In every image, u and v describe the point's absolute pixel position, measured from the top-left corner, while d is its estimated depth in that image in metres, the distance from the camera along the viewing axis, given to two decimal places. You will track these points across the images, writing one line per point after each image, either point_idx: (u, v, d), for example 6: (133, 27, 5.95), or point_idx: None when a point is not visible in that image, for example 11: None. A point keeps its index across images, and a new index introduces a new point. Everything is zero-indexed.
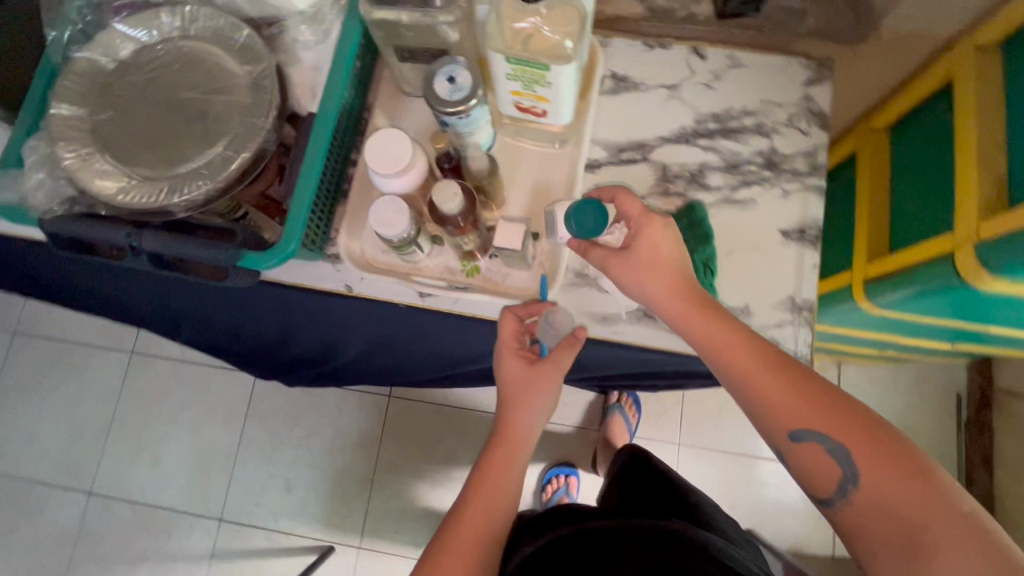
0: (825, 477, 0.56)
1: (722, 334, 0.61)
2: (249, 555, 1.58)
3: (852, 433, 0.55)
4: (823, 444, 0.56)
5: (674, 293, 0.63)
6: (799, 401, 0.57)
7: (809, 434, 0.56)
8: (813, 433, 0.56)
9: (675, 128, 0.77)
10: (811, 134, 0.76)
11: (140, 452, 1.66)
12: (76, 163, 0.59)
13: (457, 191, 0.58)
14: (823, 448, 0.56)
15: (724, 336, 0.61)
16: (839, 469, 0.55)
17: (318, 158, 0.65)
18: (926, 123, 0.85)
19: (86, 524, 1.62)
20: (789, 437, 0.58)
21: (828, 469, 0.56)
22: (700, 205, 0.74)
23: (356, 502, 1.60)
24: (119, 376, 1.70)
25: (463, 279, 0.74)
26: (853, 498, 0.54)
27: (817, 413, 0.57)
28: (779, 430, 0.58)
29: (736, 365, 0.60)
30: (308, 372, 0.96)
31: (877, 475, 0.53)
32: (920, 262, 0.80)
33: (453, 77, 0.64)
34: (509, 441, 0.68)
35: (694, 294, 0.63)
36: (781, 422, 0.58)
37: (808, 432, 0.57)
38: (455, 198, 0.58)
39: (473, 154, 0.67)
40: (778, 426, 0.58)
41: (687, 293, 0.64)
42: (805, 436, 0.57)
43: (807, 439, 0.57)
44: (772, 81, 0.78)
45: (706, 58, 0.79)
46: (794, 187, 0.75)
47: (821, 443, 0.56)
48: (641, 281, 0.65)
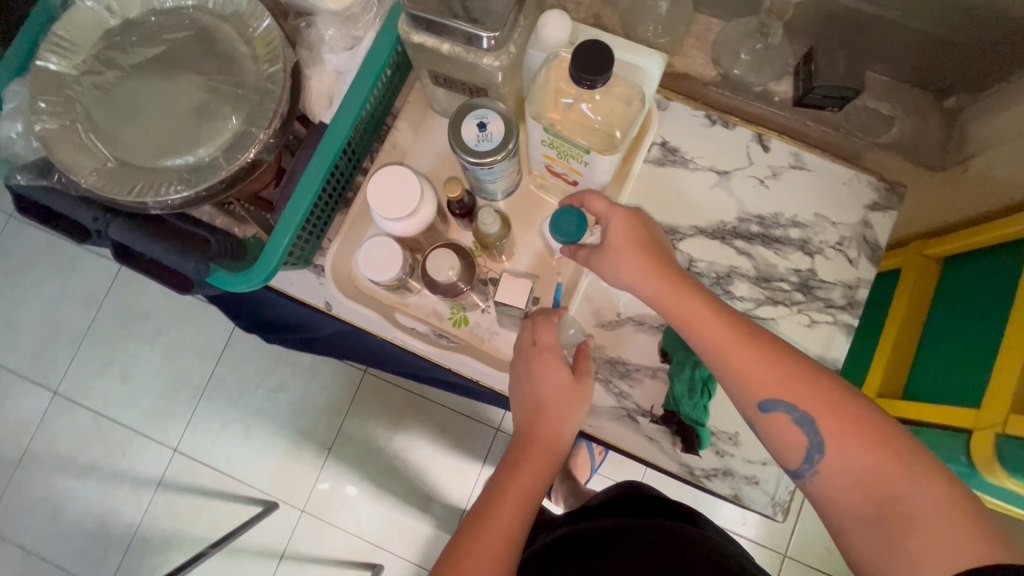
0: (788, 444, 0.51)
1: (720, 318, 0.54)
2: (196, 495, 1.37)
3: (824, 406, 0.50)
4: (792, 413, 0.51)
5: (658, 289, 0.56)
6: (770, 373, 0.51)
7: (781, 407, 0.51)
8: (780, 400, 0.51)
9: (714, 221, 0.71)
10: (858, 265, 0.69)
11: (109, 364, 1.42)
12: (54, 128, 0.53)
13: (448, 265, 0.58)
14: (792, 418, 0.51)
15: (695, 308, 0.55)
16: (808, 436, 0.50)
17: (317, 177, 0.58)
18: (983, 267, 0.73)
19: (39, 424, 1.41)
20: (759, 408, 0.52)
21: (793, 438, 0.51)
22: None
23: (311, 468, 1.36)
24: (106, 281, 1.44)
25: (448, 328, 0.69)
26: (821, 468, 0.50)
27: (791, 387, 0.51)
28: (746, 403, 0.52)
29: (705, 337, 0.54)
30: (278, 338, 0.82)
31: (849, 449, 0.48)
32: (935, 422, 0.73)
33: (484, 122, 0.57)
34: (536, 452, 0.58)
35: (670, 266, 0.57)
36: (751, 392, 0.52)
37: (777, 402, 0.51)
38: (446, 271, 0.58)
39: (485, 215, 0.60)
40: (750, 396, 0.52)
41: (664, 267, 0.57)
42: (773, 407, 0.51)
43: (776, 408, 0.51)
44: (832, 193, 0.70)
45: (768, 150, 0.71)
46: (823, 318, 0.68)
47: (796, 415, 0.51)
48: (619, 270, 0.58)
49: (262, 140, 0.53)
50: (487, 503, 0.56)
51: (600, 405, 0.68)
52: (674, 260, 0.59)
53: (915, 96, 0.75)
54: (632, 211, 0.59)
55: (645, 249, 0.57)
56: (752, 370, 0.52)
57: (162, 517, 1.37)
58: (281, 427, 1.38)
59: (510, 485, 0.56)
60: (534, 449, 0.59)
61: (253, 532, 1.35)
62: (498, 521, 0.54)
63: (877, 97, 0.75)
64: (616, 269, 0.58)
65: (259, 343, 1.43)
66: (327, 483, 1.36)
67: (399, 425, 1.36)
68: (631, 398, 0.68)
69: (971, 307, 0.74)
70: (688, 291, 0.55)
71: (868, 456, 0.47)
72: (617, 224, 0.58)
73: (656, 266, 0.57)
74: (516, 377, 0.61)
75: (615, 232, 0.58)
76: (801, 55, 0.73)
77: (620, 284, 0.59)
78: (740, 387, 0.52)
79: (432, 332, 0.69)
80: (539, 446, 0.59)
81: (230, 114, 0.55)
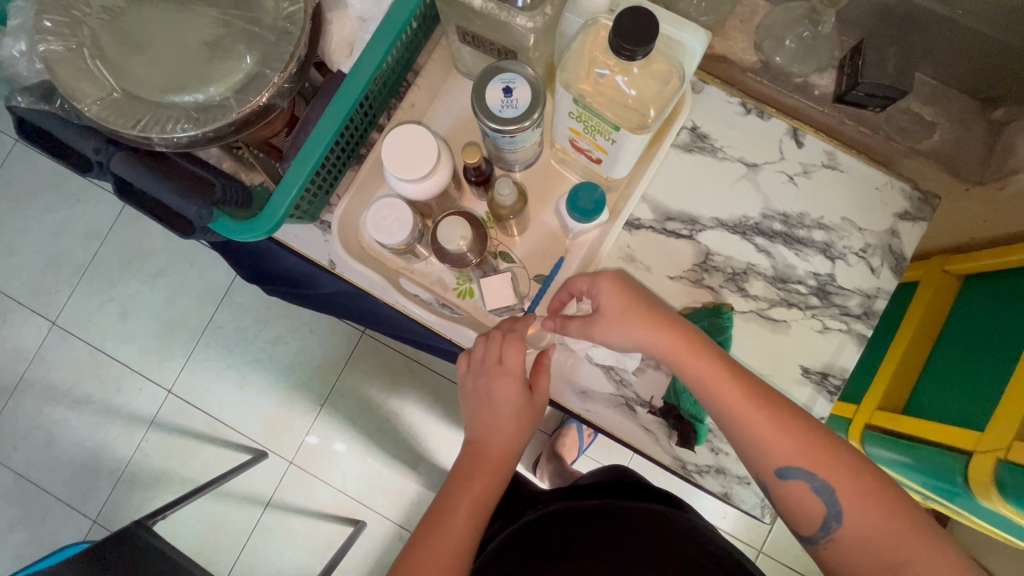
0: (807, 511, 0.52)
1: (747, 387, 0.55)
2: (186, 435, 1.39)
3: (836, 470, 0.52)
4: (811, 481, 0.52)
5: (677, 356, 0.56)
6: (773, 427, 0.53)
7: (797, 475, 0.52)
8: (802, 468, 0.52)
9: (737, 215, 0.68)
10: (879, 275, 0.67)
11: (108, 300, 1.42)
12: (59, 51, 0.50)
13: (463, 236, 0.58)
14: (809, 486, 0.52)
15: (708, 371, 0.55)
16: (825, 504, 0.52)
17: (330, 130, 0.55)
18: (1001, 292, 0.71)
19: (35, 353, 1.42)
20: (774, 478, 0.54)
21: (812, 506, 0.52)
22: (729, 310, 0.66)
23: (301, 421, 1.37)
24: (109, 218, 1.42)
25: (452, 298, 0.68)
26: (837, 535, 0.51)
27: (802, 445, 0.53)
28: (764, 471, 0.54)
29: (728, 404, 0.54)
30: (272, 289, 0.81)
31: (863, 508, 0.50)
32: (933, 442, 0.71)
33: (510, 88, 0.54)
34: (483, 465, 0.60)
35: (677, 326, 0.57)
36: (768, 459, 0.53)
37: (796, 470, 0.52)
38: (459, 242, 0.58)
39: (503, 183, 0.57)
40: (765, 465, 0.54)
41: (673, 327, 0.57)
42: (792, 474, 0.53)
43: (794, 475, 0.53)
44: (862, 198, 0.67)
45: (802, 146, 0.68)
46: (836, 326, 0.67)
47: (812, 484, 0.52)
48: (628, 334, 0.57)
49: (276, 84, 0.50)
50: (448, 502, 0.58)
51: (599, 391, 0.67)
52: (670, 308, 0.59)
53: (962, 104, 0.71)
54: (615, 271, 0.59)
55: (647, 303, 0.57)
56: (775, 434, 0.53)
57: (153, 455, 1.39)
58: (274, 379, 1.39)
59: (465, 487, 0.58)
60: (486, 457, 0.60)
61: (242, 477, 1.36)
62: (455, 521, 0.56)
63: (923, 101, 0.72)
64: (619, 330, 0.57)
65: (258, 293, 1.42)
66: (316, 437, 1.37)
67: (394, 388, 1.36)
68: (631, 387, 0.67)
69: (967, 352, 0.74)
70: (706, 360, 0.55)
71: (882, 521, 0.50)
72: (609, 292, 0.57)
73: (664, 324, 0.56)
74: (469, 394, 0.62)
75: (606, 298, 0.58)
76: (849, 49, 0.69)
77: (627, 346, 0.59)
78: (763, 452, 0.53)
79: (439, 305, 0.68)
80: (491, 454, 0.60)
81: (244, 53, 0.52)
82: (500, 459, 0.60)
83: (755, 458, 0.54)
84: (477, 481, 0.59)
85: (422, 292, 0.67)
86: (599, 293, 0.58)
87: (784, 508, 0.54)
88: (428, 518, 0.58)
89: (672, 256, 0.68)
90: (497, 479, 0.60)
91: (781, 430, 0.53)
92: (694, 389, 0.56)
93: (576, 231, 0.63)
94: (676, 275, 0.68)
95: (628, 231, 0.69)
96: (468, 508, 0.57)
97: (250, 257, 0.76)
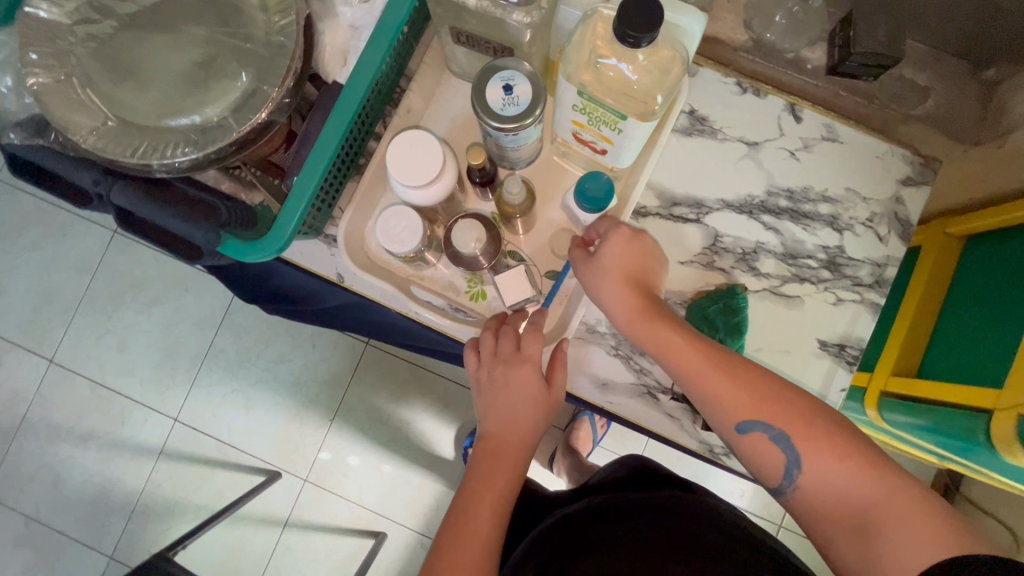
0: (770, 464, 0.50)
1: (708, 351, 0.53)
2: (197, 463, 1.37)
3: (798, 421, 0.49)
4: (769, 431, 0.50)
5: (633, 323, 0.55)
6: (744, 395, 0.51)
7: (757, 426, 0.50)
8: (757, 421, 0.50)
9: (742, 194, 0.68)
10: (887, 242, 0.67)
11: (105, 333, 1.39)
12: (48, 83, 0.49)
13: (479, 239, 0.58)
14: (768, 436, 0.50)
15: (678, 343, 0.53)
16: (786, 452, 0.49)
17: (331, 143, 0.54)
18: (1006, 248, 0.71)
19: (35, 393, 1.39)
20: (734, 430, 0.51)
21: (770, 458, 0.50)
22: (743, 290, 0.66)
23: (312, 437, 1.36)
24: (98, 249, 1.40)
25: (465, 302, 0.67)
26: (801, 483, 0.49)
27: (781, 412, 0.50)
28: (722, 424, 0.52)
29: (687, 374, 0.53)
30: (277, 307, 0.80)
31: (819, 453, 0.48)
32: (951, 402, 0.72)
33: (511, 86, 0.53)
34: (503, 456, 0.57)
35: (656, 301, 0.55)
36: (729, 417, 0.51)
37: (756, 423, 0.50)
38: (474, 245, 0.58)
39: (511, 184, 0.57)
40: (725, 418, 0.51)
41: (652, 301, 0.55)
42: (751, 428, 0.50)
43: (753, 428, 0.50)
44: (864, 168, 0.68)
45: (801, 121, 0.68)
46: (850, 297, 0.67)
47: (771, 433, 0.50)
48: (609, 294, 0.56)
49: (276, 100, 0.50)
50: (469, 498, 0.54)
51: (620, 382, 0.67)
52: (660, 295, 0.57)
53: (953, 66, 0.72)
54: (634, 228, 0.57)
55: (635, 278, 0.56)
56: (747, 382, 0.51)
57: (164, 485, 1.37)
58: (282, 398, 1.37)
59: (484, 482, 0.55)
60: (504, 450, 0.57)
61: (258, 500, 1.35)
62: (476, 518, 0.53)
63: (914, 67, 0.72)
64: (598, 276, 0.56)
65: (257, 313, 1.40)
66: (329, 452, 1.36)
67: (403, 397, 1.36)
68: (650, 375, 0.67)
69: (976, 317, 0.74)
70: (663, 325, 0.54)
71: (837, 464, 0.47)
72: (616, 242, 0.55)
73: (644, 293, 0.55)
74: (480, 385, 0.60)
75: (612, 251, 0.56)
76: (839, 19, 0.69)
77: (601, 306, 0.57)
78: (722, 405, 0.51)
79: (453, 310, 0.67)
80: (511, 447, 0.57)
81: (238, 70, 0.51)
82: (518, 451, 0.57)
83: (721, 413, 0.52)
84: (497, 475, 0.55)
85: (436, 297, 0.67)
86: (606, 240, 0.56)
87: (751, 465, 0.52)
88: (449, 518, 0.53)
89: (682, 241, 0.68)
90: (518, 474, 0.56)
91: (740, 387, 0.51)
92: (650, 353, 0.55)
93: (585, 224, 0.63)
94: (687, 259, 0.68)
95: (635, 220, 0.69)
96: (491, 504, 0.54)
97: (252, 277, 0.75)
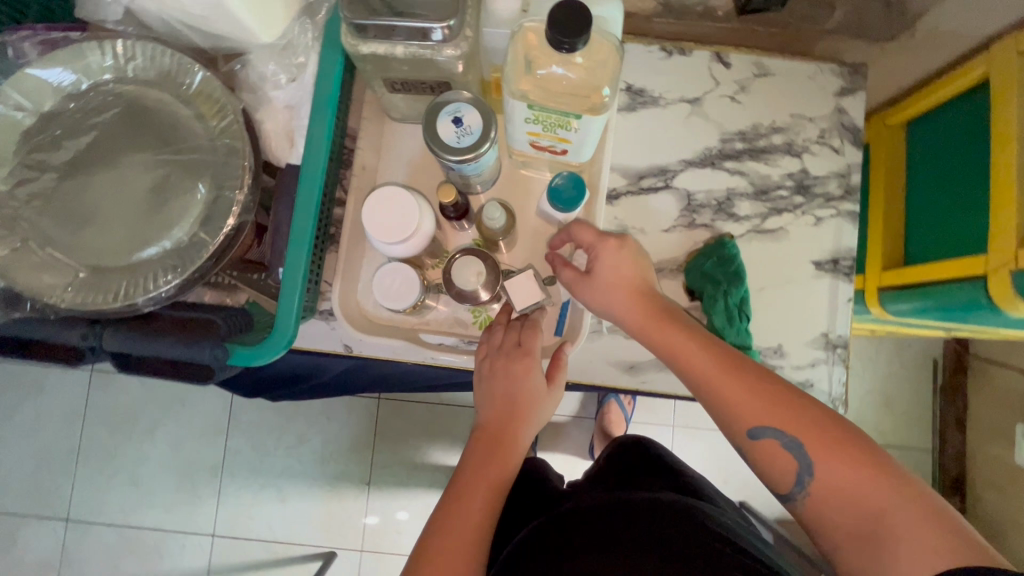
0: (779, 474, 0.50)
1: (715, 353, 0.53)
2: (248, 570, 1.33)
3: (805, 424, 0.49)
4: (780, 437, 0.50)
5: (645, 327, 0.56)
6: (753, 395, 0.51)
7: (768, 433, 0.50)
8: (768, 425, 0.50)
9: (699, 149, 0.70)
10: (844, 152, 0.70)
11: (115, 474, 1.34)
12: (8, 254, 0.48)
13: (478, 271, 0.59)
14: (782, 444, 0.50)
15: (687, 347, 0.54)
16: (796, 458, 0.49)
17: (307, 225, 0.54)
18: (950, 124, 0.76)
19: (61, 556, 1.33)
20: (746, 438, 0.51)
21: (783, 464, 0.49)
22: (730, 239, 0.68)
23: (355, 506, 1.34)
24: (83, 392, 1.35)
25: (476, 332, 0.67)
26: (813, 489, 0.48)
27: (789, 415, 0.50)
28: (733, 433, 0.52)
29: (697, 378, 0.53)
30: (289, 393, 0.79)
31: (832, 462, 0.47)
32: (943, 278, 0.75)
33: (460, 118, 0.54)
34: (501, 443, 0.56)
35: (658, 304, 0.56)
36: (739, 420, 0.51)
37: (765, 428, 0.50)
38: (475, 279, 0.58)
39: (490, 210, 0.58)
40: (738, 426, 0.51)
41: (652, 301, 0.56)
42: (762, 433, 0.50)
43: (765, 433, 0.50)
44: (802, 90, 0.71)
45: (730, 66, 0.71)
46: (827, 213, 0.70)
47: (785, 441, 0.50)
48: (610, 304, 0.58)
49: (241, 201, 0.49)
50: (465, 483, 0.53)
51: (646, 360, 0.69)
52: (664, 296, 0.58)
53: None
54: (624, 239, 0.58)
55: (635, 285, 0.57)
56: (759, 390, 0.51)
57: None
58: (313, 479, 1.35)
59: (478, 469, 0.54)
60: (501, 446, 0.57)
61: None
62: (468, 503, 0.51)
63: None
64: (597, 291, 0.57)
65: (263, 405, 1.37)
66: (376, 516, 1.34)
67: (433, 439, 1.35)
68: None
69: (943, 209, 0.77)
70: (672, 331, 0.55)
71: (854, 472, 0.46)
72: (609, 262, 0.56)
73: (647, 302, 0.56)
74: (482, 378, 0.60)
75: (606, 265, 0.57)
76: None
77: (601, 314, 0.59)
78: (734, 413, 0.51)
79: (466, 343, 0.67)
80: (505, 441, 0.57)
81: (193, 183, 0.50)
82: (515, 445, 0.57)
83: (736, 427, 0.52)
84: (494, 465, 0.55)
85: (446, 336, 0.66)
86: (597, 265, 0.57)
87: (763, 472, 0.51)
88: (443, 502, 0.52)
89: (659, 210, 0.70)
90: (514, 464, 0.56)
91: (750, 390, 0.51)
92: (660, 354, 0.56)
93: (566, 224, 0.64)
94: (669, 226, 0.70)
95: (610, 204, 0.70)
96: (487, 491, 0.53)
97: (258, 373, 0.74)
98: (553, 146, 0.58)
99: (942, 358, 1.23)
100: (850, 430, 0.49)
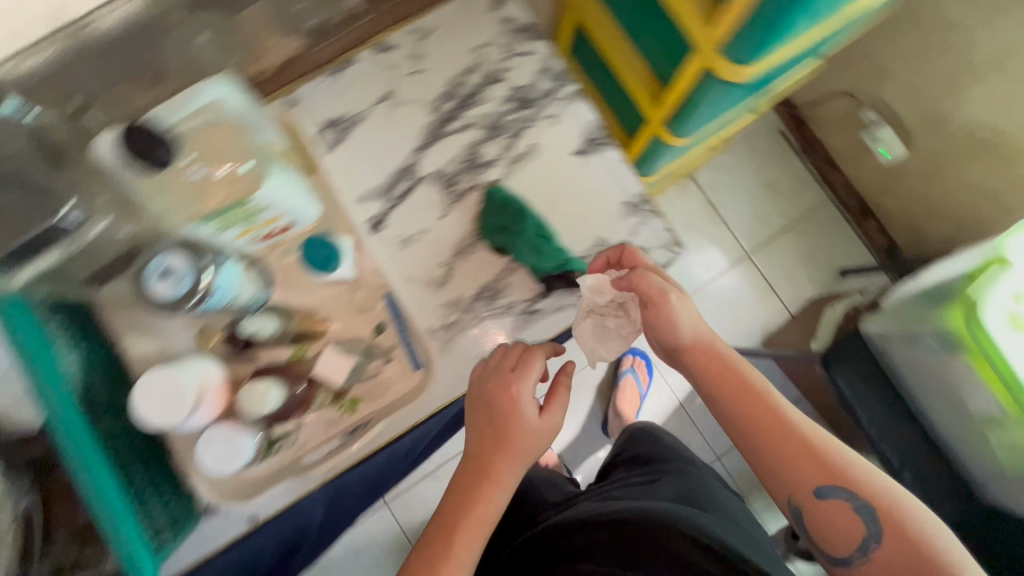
0: (849, 535, 0.59)
1: (753, 416, 0.62)
2: None
3: (861, 488, 0.59)
4: (850, 499, 0.59)
5: (693, 342, 0.65)
6: (822, 474, 0.60)
7: (839, 492, 0.59)
8: (836, 486, 0.59)
9: (421, 131, 0.71)
10: (533, 49, 0.73)
11: None
12: None
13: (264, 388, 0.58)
14: (853, 505, 0.59)
15: (732, 377, 0.64)
16: (866, 525, 0.58)
17: (87, 476, 0.53)
18: None
19: None
20: (815, 500, 0.60)
21: (851, 527, 0.59)
22: (498, 186, 0.70)
23: None
24: None
25: (350, 420, 0.64)
26: (874, 556, 0.57)
27: (846, 479, 0.59)
28: (803, 494, 0.61)
29: (758, 444, 0.62)
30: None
31: (897, 532, 0.57)
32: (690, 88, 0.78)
33: (164, 270, 0.56)
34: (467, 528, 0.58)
35: (724, 362, 0.64)
36: (804, 484, 0.61)
37: (835, 488, 0.60)
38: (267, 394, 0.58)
39: (253, 327, 0.62)
40: (801, 491, 0.61)
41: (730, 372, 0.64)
42: (830, 493, 0.60)
43: (834, 493, 0.60)
44: (465, 25, 0.72)
45: (396, 47, 0.72)
46: (557, 107, 0.72)
47: (857, 503, 0.59)
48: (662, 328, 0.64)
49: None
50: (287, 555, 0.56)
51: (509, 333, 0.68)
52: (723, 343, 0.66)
53: None
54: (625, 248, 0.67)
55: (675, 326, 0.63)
56: (820, 448, 0.61)
57: None
58: None
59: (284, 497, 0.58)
60: (502, 466, 0.59)
61: None
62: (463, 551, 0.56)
63: None
64: (624, 309, 0.64)
65: None
66: None
67: None
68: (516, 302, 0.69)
69: (646, 29, 0.81)
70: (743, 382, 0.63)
71: (912, 550, 0.56)
72: (524, 395, 0.59)
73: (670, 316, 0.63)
74: (473, 403, 0.61)
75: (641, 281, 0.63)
76: None
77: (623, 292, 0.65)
78: (810, 485, 0.60)
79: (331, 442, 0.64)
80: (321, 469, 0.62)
81: None
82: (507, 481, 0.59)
83: (798, 488, 0.61)
84: (492, 496, 0.59)
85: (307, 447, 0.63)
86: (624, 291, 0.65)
87: (820, 524, 0.61)
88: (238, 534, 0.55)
89: (426, 205, 0.70)
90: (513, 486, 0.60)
91: (817, 466, 0.60)
92: (724, 399, 0.64)
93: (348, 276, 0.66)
94: (444, 210, 0.70)
95: (384, 230, 0.69)
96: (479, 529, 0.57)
97: None
98: (252, 228, 0.58)
99: (783, 124, 1.40)
100: (903, 506, 0.58)
